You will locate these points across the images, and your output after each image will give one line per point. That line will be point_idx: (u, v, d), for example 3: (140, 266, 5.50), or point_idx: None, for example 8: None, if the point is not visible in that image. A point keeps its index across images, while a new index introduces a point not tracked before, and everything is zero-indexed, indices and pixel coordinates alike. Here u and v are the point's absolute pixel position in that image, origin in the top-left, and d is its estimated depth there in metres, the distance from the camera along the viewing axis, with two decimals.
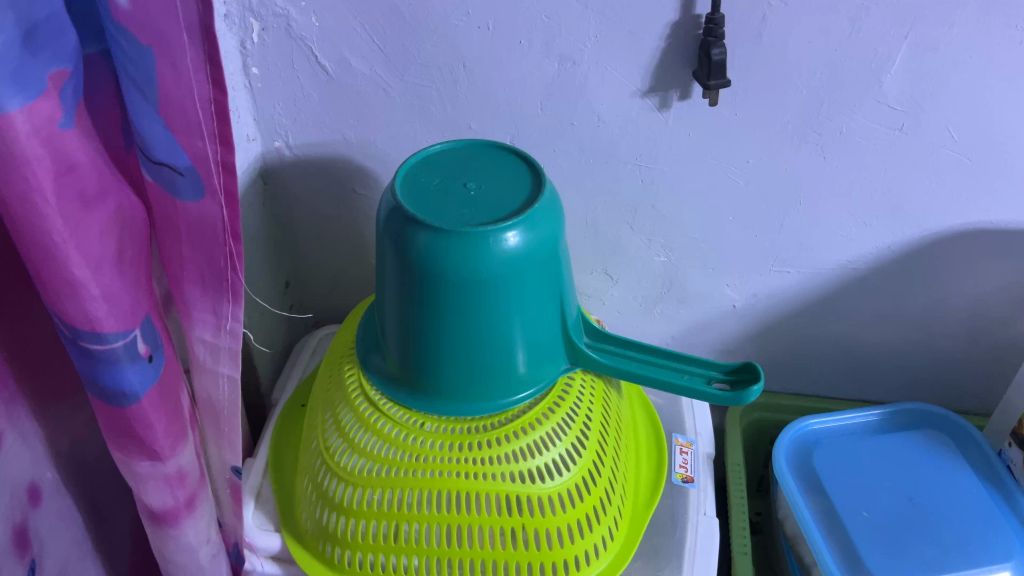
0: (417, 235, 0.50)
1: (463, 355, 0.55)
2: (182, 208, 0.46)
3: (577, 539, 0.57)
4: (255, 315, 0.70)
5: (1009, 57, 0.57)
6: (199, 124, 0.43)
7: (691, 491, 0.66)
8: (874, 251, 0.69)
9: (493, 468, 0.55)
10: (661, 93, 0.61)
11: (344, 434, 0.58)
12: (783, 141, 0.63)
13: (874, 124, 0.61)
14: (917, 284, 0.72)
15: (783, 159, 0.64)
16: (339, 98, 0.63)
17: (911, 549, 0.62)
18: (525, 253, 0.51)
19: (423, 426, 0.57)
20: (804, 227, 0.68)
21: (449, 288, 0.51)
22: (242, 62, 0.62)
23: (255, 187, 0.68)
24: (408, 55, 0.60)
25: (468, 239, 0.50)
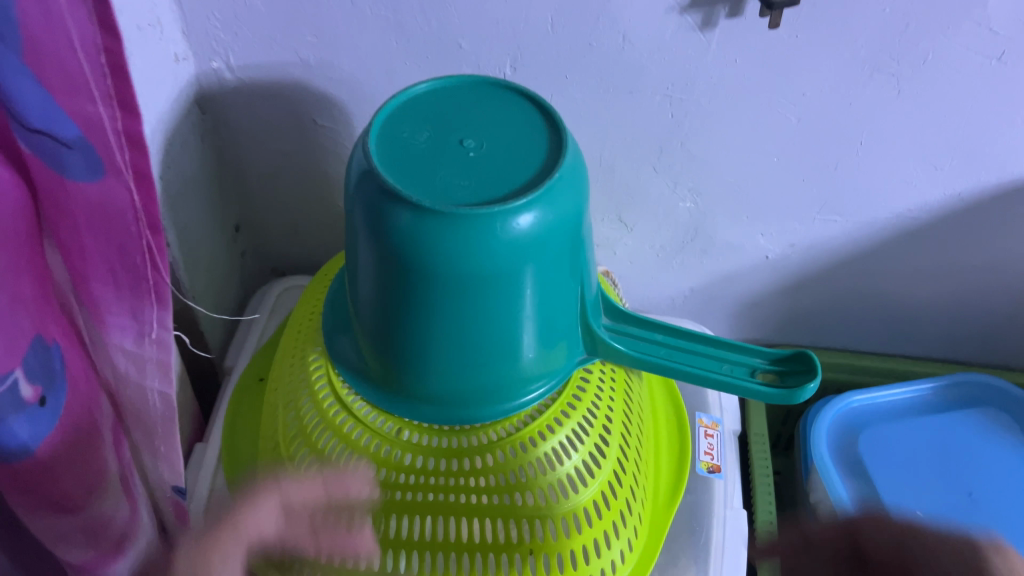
0: (399, 220, 0.38)
1: (457, 360, 0.44)
2: (75, 188, 0.33)
3: (595, 557, 0.48)
4: (199, 275, 0.58)
5: None
6: (88, 80, 0.30)
7: (718, 482, 0.58)
8: (940, 199, 0.58)
9: (498, 488, 0.46)
10: (706, 8, 0.47)
11: (308, 441, 0.48)
12: (852, 71, 0.50)
13: (970, 52, 0.49)
14: (982, 236, 0.61)
15: (849, 91, 0.52)
16: (291, 8, 0.49)
17: None
18: (540, 240, 0.39)
19: (408, 436, 0.47)
20: (862, 171, 0.57)
21: (440, 284, 0.40)
22: None
23: (191, 118, 0.54)
24: None
25: (468, 226, 0.38)
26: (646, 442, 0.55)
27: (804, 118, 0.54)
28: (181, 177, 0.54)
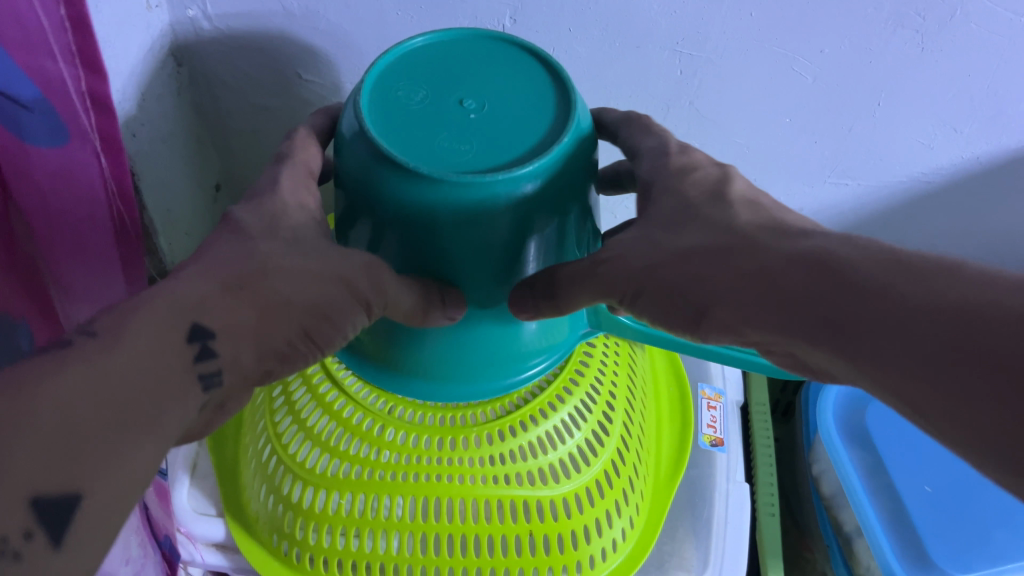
0: (394, 186, 0.35)
1: (453, 339, 0.41)
2: (38, 158, 0.30)
3: (594, 538, 0.46)
4: (177, 239, 0.55)
5: None
6: (47, 35, 0.27)
7: (720, 456, 0.56)
8: (957, 162, 0.57)
9: (496, 469, 0.44)
10: None
11: (298, 418, 0.46)
12: (874, 27, 0.47)
13: (1000, 9, 0.46)
14: (996, 198, 0.60)
15: (869, 49, 0.48)
16: None
17: (983, 537, 0.53)
18: (546, 209, 0.37)
19: (402, 415, 0.45)
20: (876, 128, 0.54)
21: (438, 256, 0.37)
22: None
23: (167, 72, 0.50)
24: None
25: (470, 194, 0.35)
26: (647, 416, 0.53)
27: (819, 77, 0.51)
28: (159, 136, 0.50)
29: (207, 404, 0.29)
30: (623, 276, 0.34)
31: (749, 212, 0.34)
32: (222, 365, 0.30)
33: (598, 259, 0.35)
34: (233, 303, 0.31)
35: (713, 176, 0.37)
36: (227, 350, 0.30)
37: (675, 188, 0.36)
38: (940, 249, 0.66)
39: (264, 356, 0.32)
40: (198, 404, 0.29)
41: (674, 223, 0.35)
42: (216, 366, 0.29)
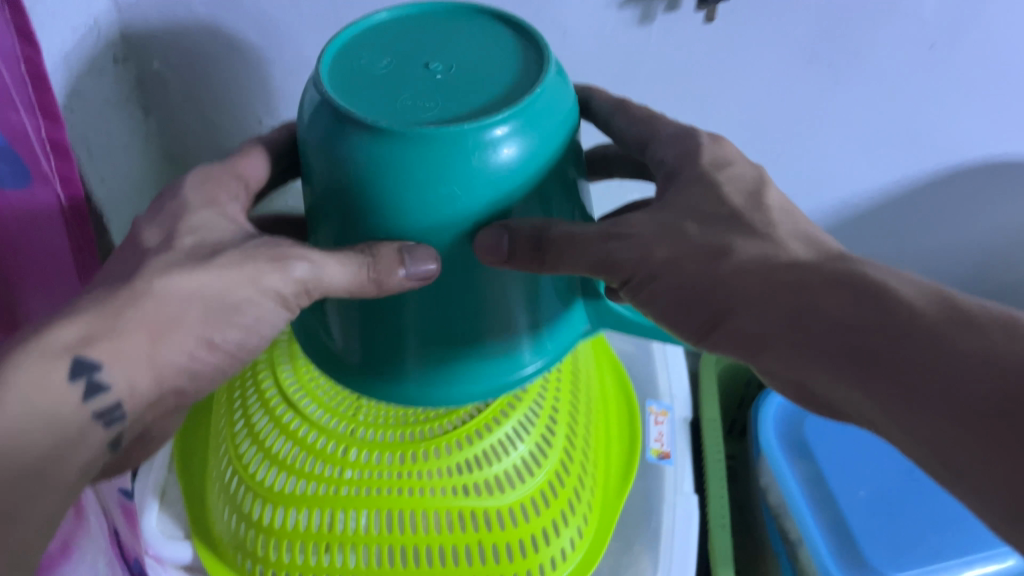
0: (351, 155, 0.33)
1: (434, 331, 0.38)
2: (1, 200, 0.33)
3: (544, 545, 0.49)
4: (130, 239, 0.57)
5: None
6: (10, 91, 0.31)
7: (667, 469, 0.59)
8: (877, 185, 0.67)
9: (444, 481, 0.46)
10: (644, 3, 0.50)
11: (258, 441, 0.49)
12: (795, 62, 0.54)
13: (906, 37, 0.54)
14: (917, 216, 0.71)
15: (790, 80, 0.56)
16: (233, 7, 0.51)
17: (915, 537, 0.57)
18: (519, 171, 0.34)
19: (356, 432, 0.48)
20: (822, 144, 0.62)
21: (409, 231, 0.34)
22: None
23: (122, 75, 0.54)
24: None
25: (432, 156, 0.32)
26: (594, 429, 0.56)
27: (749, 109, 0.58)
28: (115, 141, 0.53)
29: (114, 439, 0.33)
30: (636, 259, 0.34)
31: (788, 226, 0.34)
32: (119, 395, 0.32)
33: (611, 235, 0.35)
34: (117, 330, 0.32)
35: (750, 177, 0.36)
36: (119, 377, 0.32)
37: (709, 181, 0.36)
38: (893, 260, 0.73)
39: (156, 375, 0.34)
40: (100, 438, 0.32)
41: (708, 221, 0.34)
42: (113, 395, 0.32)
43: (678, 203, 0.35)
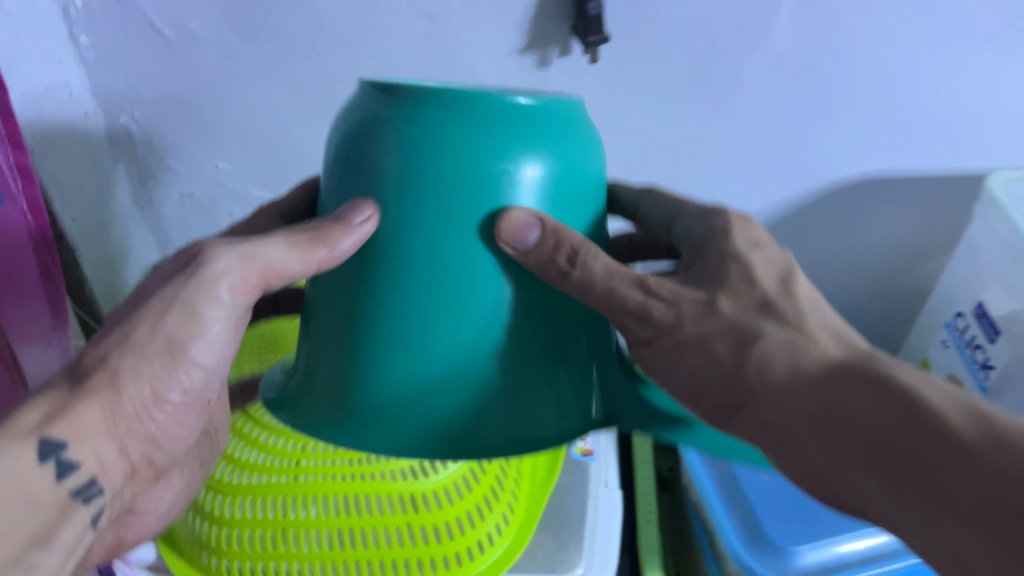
0: (408, 106, 0.40)
1: (423, 297, 0.42)
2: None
3: (475, 526, 0.63)
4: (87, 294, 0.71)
5: (884, 22, 0.76)
6: None
7: (590, 464, 0.77)
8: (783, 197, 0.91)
9: (386, 467, 0.61)
10: (540, 50, 0.73)
11: (230, 458, 0.63)
12: (680, 85, 0.82)
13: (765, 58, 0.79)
14: (837, 227, 0.94)
15: (672, 97, 0.83)
16: (177, 61, 0.75)
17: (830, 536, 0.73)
18: (535, 192, 0.42)
19: (311, 447, 0.62)
20: (716, 146, 0.87)
21: (428, 190, 0.40)
22: (70, 29, 0.71)
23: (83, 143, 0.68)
24: (259, 23, 0.72)
25: (481, 125, 0.40)
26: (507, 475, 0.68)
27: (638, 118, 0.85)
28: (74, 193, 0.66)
29: (95, 518, 0.45)
30: (664, 328, 0.46)
31: (816, 319, 0.46)
32: (94, 483, 0.44)
33: (577, 261, 0.42)
34: (109, 431, 0.45)
35: (781, 262, 0.49)
36: (86, 456, 0.43)
37: (745, 258, 0.48)
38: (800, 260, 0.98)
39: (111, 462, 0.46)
40: (80, 509, 0.44)
41: (757, 301, 0.46)
42: (89, 481, 0.44)
43: (726, 278, 0.47)
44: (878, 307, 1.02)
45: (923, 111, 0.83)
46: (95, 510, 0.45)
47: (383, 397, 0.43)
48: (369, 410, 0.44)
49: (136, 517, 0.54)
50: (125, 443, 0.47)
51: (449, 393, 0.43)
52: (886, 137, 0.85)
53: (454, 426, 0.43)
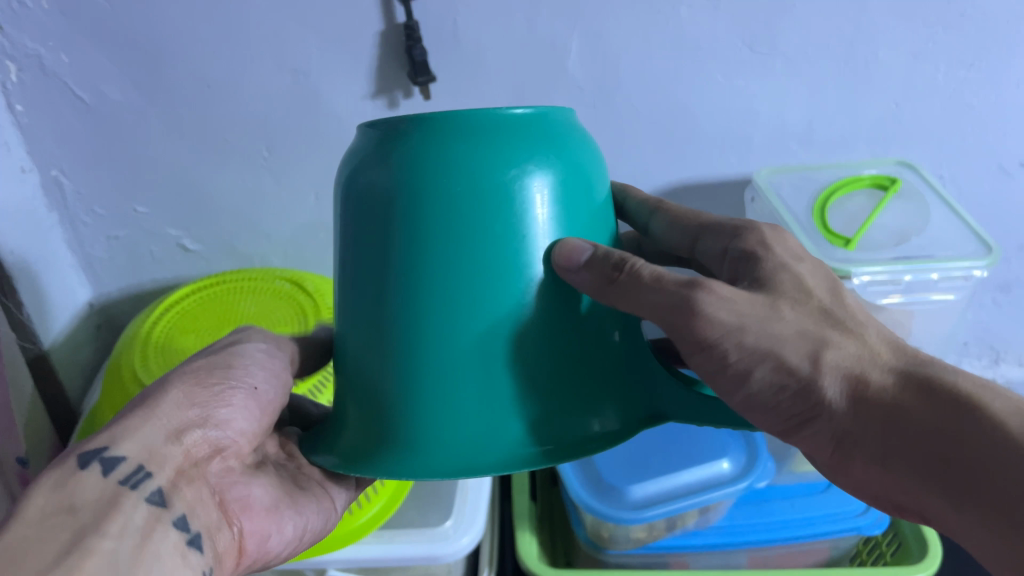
0: (405, 137, 0.44)
1: (456, 311, 0.44)
2: None
3: None
4: (48, 329, 0.88)
5: (648, 56, 0.83)
6: None
7: None
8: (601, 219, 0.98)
9: None
10: (389, 94, 0.84)
11: None
12: None
13: (579, 94, 0.86)
14: None
15: None
16: (95, 121, 0.85)
17: (645, 464, 0.86)
18: (546, 206, 0.45)
19: None
20: None
21: (443, 208, 0.43)
22: (6, 100, 0.82)
23: (37, 204, 0.88)
24: (155, 79, 0.82)
25: (483, 143, 0.43)
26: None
27: None
28: (25, 244, 0.85)
29: (176, 514, 0.46)
30: (733, 325, 0.44)
31: (872, 326, 0.47)
32: (143, 469, 0.46)
33: (685, 288, 0.45)
34: (148, 430, 0.48)
35: (824, 275, 0.51)
36: (134, 453, 0.47)
37: (792, 267, 0.49)
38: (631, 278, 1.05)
39: (163, 458, 0.48)
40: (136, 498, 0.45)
41: (813, 308, 0.47)
42: (140, 469, 0.46)
43: (779, 286, 0.47)
44: None
45: (716, 127, 0.89)
46: (154, 492, 0.46)
47: (423, 412, 0.45)
48: (411, 427, 0.46)
49: (240, 515, 0.52)
50: (185, 443, 0.50)
51: (483, 399, 0.45)
52: (683, 143, 0.91)
53: (495, 431, 0.45)
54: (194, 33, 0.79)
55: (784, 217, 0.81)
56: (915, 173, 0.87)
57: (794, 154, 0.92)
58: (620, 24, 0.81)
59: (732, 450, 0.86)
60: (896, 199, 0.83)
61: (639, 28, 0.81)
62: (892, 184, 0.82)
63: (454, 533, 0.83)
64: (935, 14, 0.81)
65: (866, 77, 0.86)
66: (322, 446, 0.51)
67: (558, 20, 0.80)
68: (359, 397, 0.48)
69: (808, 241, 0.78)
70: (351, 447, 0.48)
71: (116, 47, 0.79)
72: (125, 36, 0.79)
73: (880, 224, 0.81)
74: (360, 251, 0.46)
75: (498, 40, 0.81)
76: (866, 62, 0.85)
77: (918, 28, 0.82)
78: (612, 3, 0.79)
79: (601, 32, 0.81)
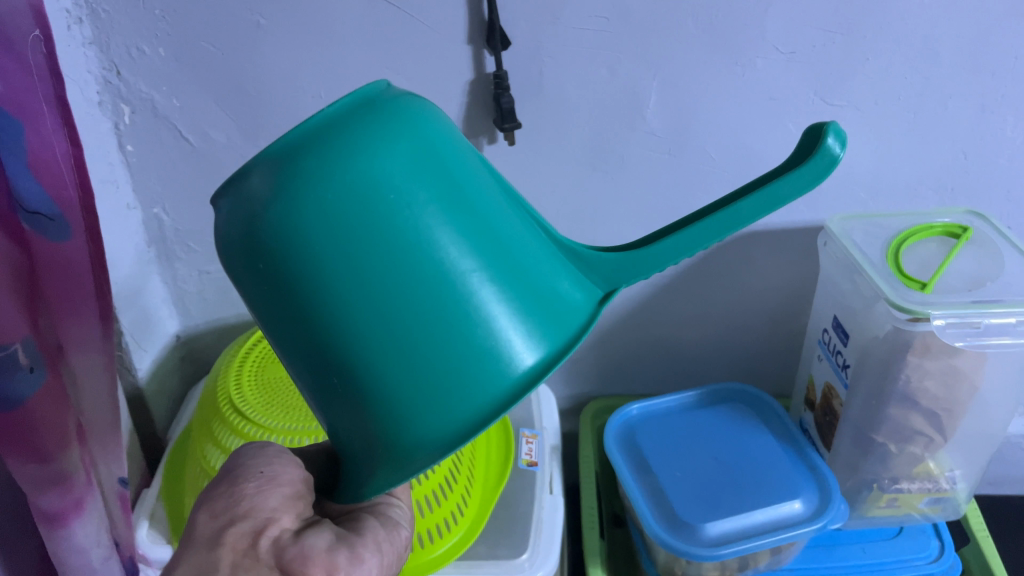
0: (262, 181, 0.39)
1: (394, 311, 0.39)
2: (51, 248, 0.64)
3: (438, 507, 0.83)
4: (142, 357, 0.92)
5: (723, 106, 0.87)
6: (62, 176, 0.63)
7: (536, 471, 0.95)
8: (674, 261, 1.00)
9: None
10: (474, 140, 0.88)
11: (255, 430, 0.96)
12: (585, 168, 0.91)
13: (654, 143, 0.89)
14: (727, 283, 1.03)
15: (588, 182, 0.93)
16: (198, 161, 0.90)
17: (717, 500, 0.87)
18: (415, 180, 0.39)
19: None
20: (622, 230, 0.97)
21: (323, 223, 0.38)
22: (119, 141, 0.88)
23: (137, 238, 0.93)
24: (256, 123, 0.87)
25: (329, 145, 0.38)
26: (470, 490, 0.88)
27: (559, 209, 0.95)
28: (127, 275, 0.90)
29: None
30: None
31: None
32: None
33: None
34: (193, 553, 0.48)
35: None
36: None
37: None
38: (696, 323, 1.07)
39: (215, 565, 0.47)
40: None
41: None
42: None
43: None
44: (775, 369, 1.12)
45: None
46: None
47: (418, 416, 0.40)
48: (416, 438, 0.40)
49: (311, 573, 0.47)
50: (227, 543, 0.48)
51: (465, 370, 0.40)
52: None
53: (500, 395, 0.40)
54: (297, 80, 0.84)
55: (858, 261, 0.83)
56: (985, 220, 0.88)
57: (862, 202, 0.95)
58: (698, 74, 0.84)
59: (806, 492, 0.87)
60: (968, 246, 0.85)
61: (716, 79, 0.85)
62: (962, 231, 0.85)
63: (530, 565, 0.84)
64: (1003, 67, 0.84)
65: (934, 128, 0.89)
66: (350, 489, 0.45)
67: (638, 70, 0.84)
68: (351, 438, 0.43)
69: (883, 283, 0.80)
70: (374, 481, 0.42)
71: (223, 93, 0.85)
72: (232, 82, 0.84)
73: (952, 270, 0.84)
74: (270, 307, 0.41)
75: (580, 90, 0.85)
76: (936, 114, 0.88)
77: (987, 81, 0.85)
78: (689, 56, 0.83)
79: (678, 84, 0.85)
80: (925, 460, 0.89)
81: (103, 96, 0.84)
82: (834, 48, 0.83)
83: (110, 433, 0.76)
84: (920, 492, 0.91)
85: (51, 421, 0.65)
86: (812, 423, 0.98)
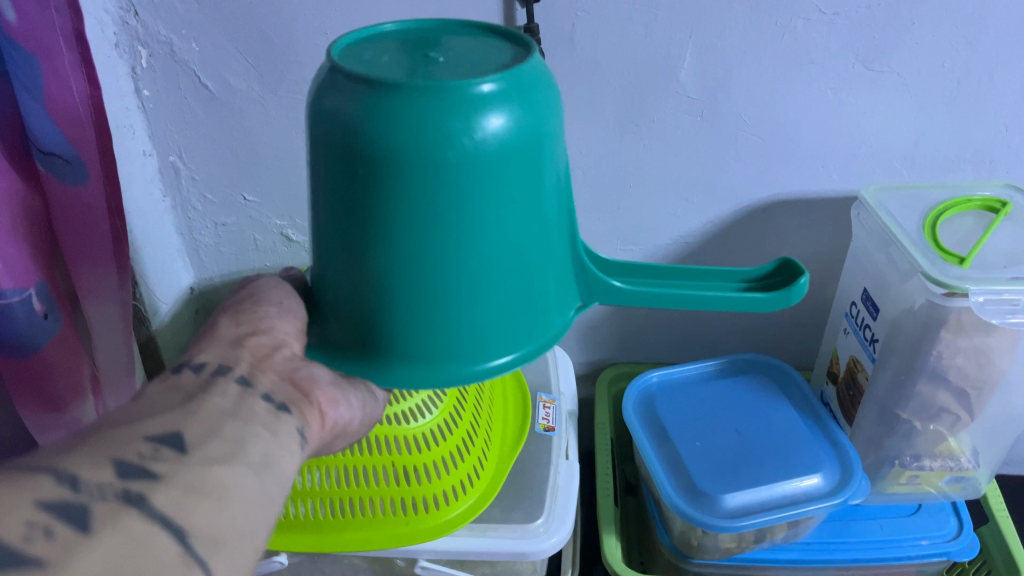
0: (373, 105, 0.41)
1: (426, 262, 0.45)
2: (64, 191, 0.62)
3: (454, 470, 0.81)
4: (155, 308, 0.91)
5: (760, 68, 0.84)
6: (78, 115, 0.60)
7: (552, 436, 0.93)
8: (700, 229, 0.98)
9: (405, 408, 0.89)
10: None
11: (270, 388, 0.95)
12: (614, 130, 0.89)
13: (683, 110, 0.87)
14: (752, 253, 1.01)
15: (616, 143, 0.90)
16: (215, 108, 0.87)
17: (736, 470, 0.86)
18: (496, 182, 0.43)
19: None
20: (648, 195, 0.95)
21: (406, 178, 0.42)
22: (135, 84, 0.85)
23: (152, 185, 0.91)
24: (276, 72, 0.84)
25: (451, 124, 0.41)
26: (485, 455, 0.86)
27: (583, 171, 0.93)
28: (141, 223, 0.88)
29: (262, 392, 0.50)
30: None
31: None
32: (225, 364, 0.51)
33: None
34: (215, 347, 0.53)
35: None
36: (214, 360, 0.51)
37: None
38: None
39: (236, 359, 0.52)
40: None
41: None
42: (222, 366, 0.51)
43: None
44: (795, 342, 1.10)
45: (820, 142, 0.90)
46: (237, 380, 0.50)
47: (402, 341, 0.48)
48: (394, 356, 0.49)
49: (313, 390, 0.52)
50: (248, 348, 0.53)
51: (453, 327, 0.48)
52: (785, 158, 0.91)
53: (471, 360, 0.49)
54: (319, 28, 0.81)
55: (893, 233, 0.81)
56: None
57: (898, 174, 0.93)
58: (737, 35, 0.81)
59: (827, 466, 0.86)
60: (1006, 223, 0.83)
61: (755, 40, 0.82)
62: (1002, 206, 0.82)
63: (544, 531, 0.82)
64: None
65: (977, 99, 0.86)
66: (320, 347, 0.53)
67: (675, 27, 0.81)
68: (345, 325, 0.50)
69: (920, 256, 0.77)
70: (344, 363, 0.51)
71: (243, 38, 0.82)
72: (253, 27, 0.81)
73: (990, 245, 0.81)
74: (330, 189, 0.45)
75: (612, 49, 0.82)
76: (981, 83, 0.85)
77: None
78: (728, 15, 0.80)
79: (715, 45, 0.82)
80: (948, 438, 0.87)
81: (120, 37, 0.81)
82: (881, 10, 0.79)
83: (123, 382, 0.75)
84: (941, 470, 0.89)
85: (65, 369, 0.64)
86: (834, 397, 0.96)
